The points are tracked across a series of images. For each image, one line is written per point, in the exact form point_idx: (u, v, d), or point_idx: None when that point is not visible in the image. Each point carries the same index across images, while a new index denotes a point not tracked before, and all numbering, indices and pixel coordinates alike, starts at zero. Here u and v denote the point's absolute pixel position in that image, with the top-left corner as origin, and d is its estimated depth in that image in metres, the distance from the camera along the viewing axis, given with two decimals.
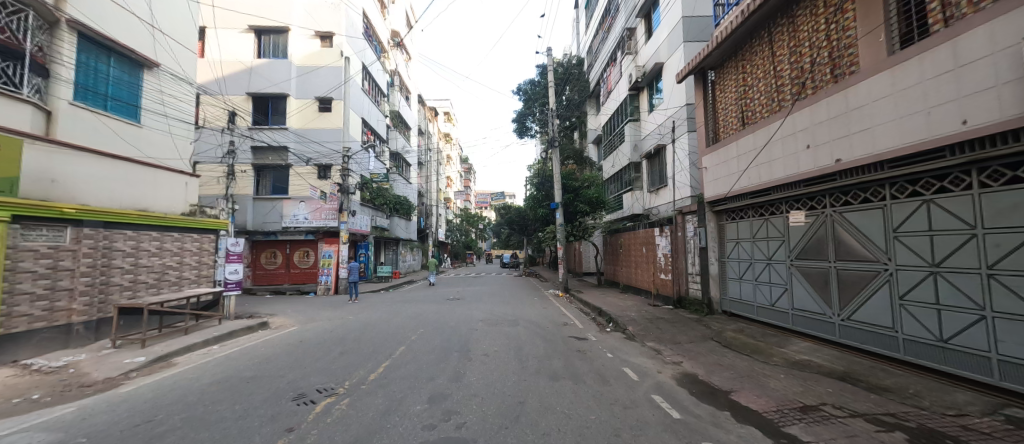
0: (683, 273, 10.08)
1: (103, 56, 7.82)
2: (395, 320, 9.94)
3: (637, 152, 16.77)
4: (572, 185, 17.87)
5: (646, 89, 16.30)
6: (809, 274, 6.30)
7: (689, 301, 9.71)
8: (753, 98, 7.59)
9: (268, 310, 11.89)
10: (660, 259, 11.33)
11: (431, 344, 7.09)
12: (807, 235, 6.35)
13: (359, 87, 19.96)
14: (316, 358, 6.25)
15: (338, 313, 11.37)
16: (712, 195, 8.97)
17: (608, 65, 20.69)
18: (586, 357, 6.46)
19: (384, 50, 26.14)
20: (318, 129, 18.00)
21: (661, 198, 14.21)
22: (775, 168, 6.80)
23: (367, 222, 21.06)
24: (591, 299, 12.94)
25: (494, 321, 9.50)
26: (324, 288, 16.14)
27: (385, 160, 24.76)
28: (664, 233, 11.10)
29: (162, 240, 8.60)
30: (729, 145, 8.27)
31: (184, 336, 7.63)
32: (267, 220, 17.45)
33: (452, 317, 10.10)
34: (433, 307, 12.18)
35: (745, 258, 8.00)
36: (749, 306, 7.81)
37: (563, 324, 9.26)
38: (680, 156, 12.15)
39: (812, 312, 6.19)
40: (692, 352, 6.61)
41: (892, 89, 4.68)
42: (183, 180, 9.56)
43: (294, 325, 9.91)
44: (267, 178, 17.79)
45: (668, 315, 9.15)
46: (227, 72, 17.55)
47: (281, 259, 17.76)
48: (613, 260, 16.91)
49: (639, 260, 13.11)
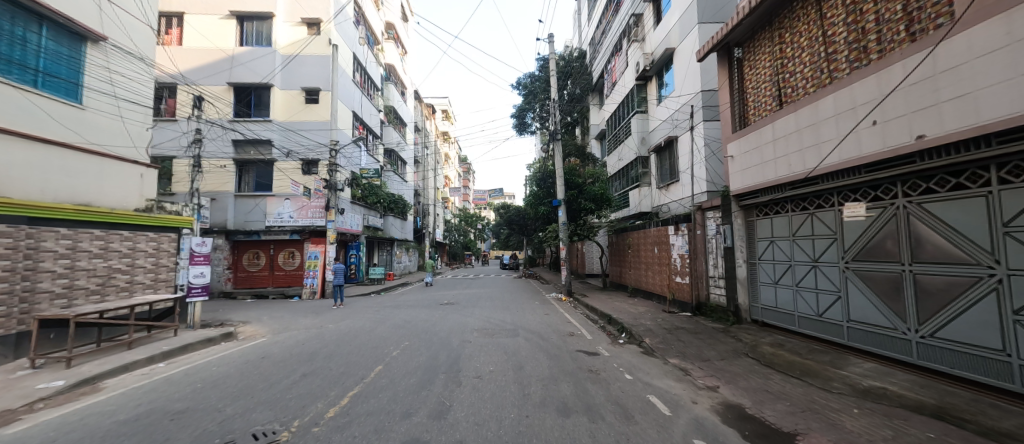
0: (702, 276, 9.05)
1: (32, 25, 6.70)
2: (380, 329, 8.80)
3: (645, 146, 15.69)
4: (576, 181, 16.70)
5: (655, 79, 15.22)
6: (872, 279, 5.17)
7: (711, 308, 8.65)
8: (795, 71, 6.45)
9: (242, 318, 10.77)
10: (675, 260, 10.30)
11: (415, 362, 5.92)
12: (869, 232, 5.22)
13: (349, 78, 18.87)
14: (270, 383, 5.07)
15: (319, 320, 10.27)
16: (740, 188, 7.83)
17: (612, 55, 19.66)
18: (599, 379, 5.32)
19: (376, 41, 24.97)
20: (305, 122, 16.94)
21: (674, 194, 13.16)
22: (827, 151, 5.65)
23: (359, 222, 19.96)
24: (597, 304, 11.84)
25: (490, 331, 8.36)
26: (309, 291, 15.04)
27: (378, 156, 23.67)
28: (680, 231, 10.04)
29: (108, 240, 7.45)
30: (762, 128, 7.14)
31: (126, 352, 6.49)
32: (250, 219, 16.26)
33: (443, 326, 8.94)
34: (425, 313, 11.08)
35: (782, 259, 6.89)
36: (787, 316, 6.71)
37: (570, 335, 8.12)
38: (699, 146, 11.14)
39: (876, 325, 5.08)
40: (727, 373, 5.47)
41: (1008, 38, 3.50)
42: (138, 172, 8.41)
43: (265, 335, 8.79)
44: (250, 174, 16.59)
45: (689, 325, 8.02)
46: (206, 61, 16.41)
47: (265, 261, 16.65)
48: (618, 261, 15.86)
49: (650, 262, 12.06)
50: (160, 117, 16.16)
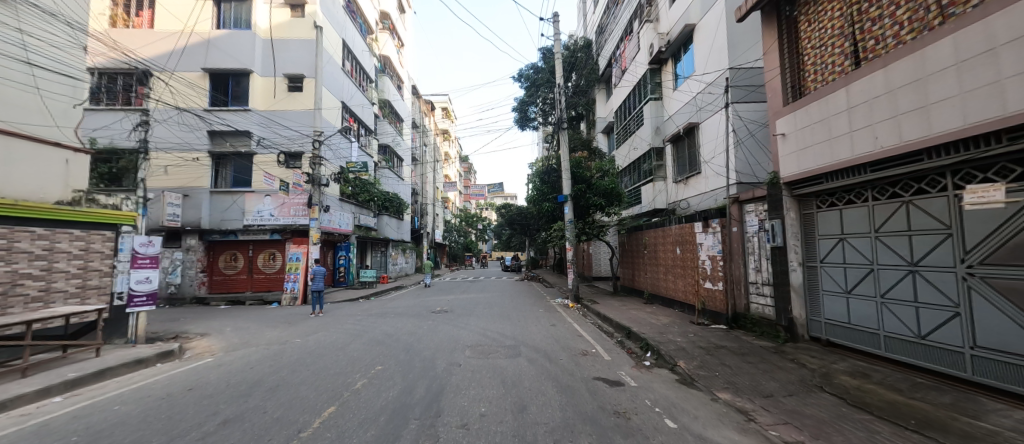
0: (741, 282, 7.59)
1: None
2: (352, 346, 7.33)
3: (660, 136, 14.30)
4: (583, 175, 15.04)
5: (671, 61, 13.73)
6: (999, 289, 3.66)
7: (751, 321, 7.21)
8: (885, 16, 4.83)
9: (200, 329, 9.32)
10: (704, 263, 8.83)
11: (381, 400, 4.42)
12: (1006, 227, 3.59)
13: (336, 65, 17.52)
14: (168, 437, 3.58)
15: (287, 332, 8.81)
16: (794, 172, 6.34)
17: (622, 40, 18.16)
18: (633, 428, 3.80)
19: (369, 30, 23.60)
20: (287, 111, 15.59)
21: (696, 188, 11.80)
22: (940, 116, 4.07)
23: (348, 221, 18.63)
24: (610, 313, 10.36)
25: (486, 350, 6.84)
26: (290, 297, 13.67)
27: (371, 152, 22.37)
28: (711, 229, 8.55)
29: (12, 239, 6.06)
30: (831, 94, 5.58)
31: (16, 381, 5.04)
32: (226, 218, 14.79)
33: (429, 342, 7.44)
34: (412, 323, 9.57)
35: (858, 263, 5.35)
36: (869, 336, 5.17)
37: (583, 355, 6.60)
38: (740, 126, 9.62)
39: (1020, 356, 3.47)
40: (809, 419, 3.94)
41: None
42: (63, 157, 7.17)
43: (217, 353, 7.35)
44: (228, 168, 15.12)
45: (731, 343, 6.50)
46: (180, 45, 15.01)
47: (243, 263, 15.23)
48: (631, 264, 14.38)
49: (670, 265, 10.58)
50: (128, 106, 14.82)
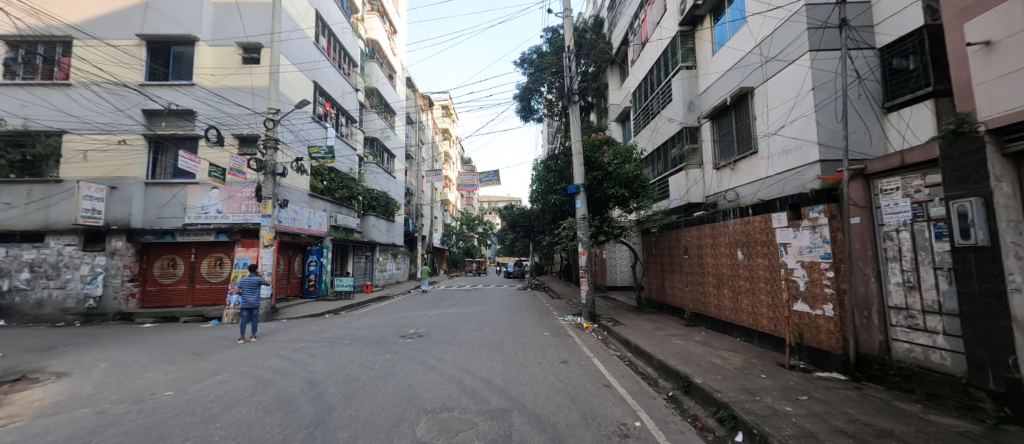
0: (871, 307, 4.73)
1: None
2: (239, 406, 4.49)
3: (694, 113, 11.52)
4: (598, 160, 12.05)
5: (710, 16, 10.82)
6: None
7: (901, 373, 4.32)
8: None
9: (64, 366, 6.60)
10: (791, 273, 5.99)
11: None
12: None
13: (302, 35, 14.93)
14: None
15: (175, 374, 6.01)
16: (1011, 108, 3.33)
17: (642, 7, 15.42)
18: None
19: (353, 6, 20.95)
20: (241, 87, 13.07)
21: (751, 173, 8.95)
22: None
23: (320, 220, 15.92)
24: (642, 341, 7.47)
25: (452, 425, 3.93)
26: (232, 313, 10.90)
27: (353, 143, 19.78)
28: (807, 222, 5.68)
29: None
30: None
31: None
32: (163, 215, 12.25)
33: (362, 402, 4.54)
34: (364, 356, 6.74)
35: None
36: None
37: (621, 440, 3.65)
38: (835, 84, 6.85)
39: None
40: None
41: None
42: None
43: (23, 417, 4.54)
44: (169, 155, 12.58)
45: (900, 426, 3.49)
46: (112, 7, 12.46)
47: (183, 270, 12.62)
48: (659, 271, 11.57)
49: (726, 275, 7.74)
50: (31, 78, 12.08)
